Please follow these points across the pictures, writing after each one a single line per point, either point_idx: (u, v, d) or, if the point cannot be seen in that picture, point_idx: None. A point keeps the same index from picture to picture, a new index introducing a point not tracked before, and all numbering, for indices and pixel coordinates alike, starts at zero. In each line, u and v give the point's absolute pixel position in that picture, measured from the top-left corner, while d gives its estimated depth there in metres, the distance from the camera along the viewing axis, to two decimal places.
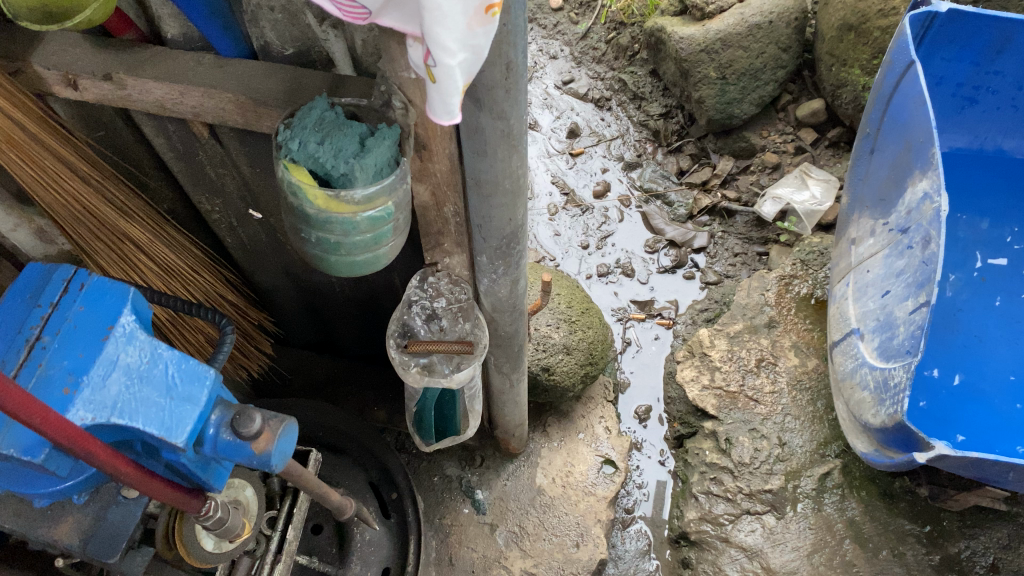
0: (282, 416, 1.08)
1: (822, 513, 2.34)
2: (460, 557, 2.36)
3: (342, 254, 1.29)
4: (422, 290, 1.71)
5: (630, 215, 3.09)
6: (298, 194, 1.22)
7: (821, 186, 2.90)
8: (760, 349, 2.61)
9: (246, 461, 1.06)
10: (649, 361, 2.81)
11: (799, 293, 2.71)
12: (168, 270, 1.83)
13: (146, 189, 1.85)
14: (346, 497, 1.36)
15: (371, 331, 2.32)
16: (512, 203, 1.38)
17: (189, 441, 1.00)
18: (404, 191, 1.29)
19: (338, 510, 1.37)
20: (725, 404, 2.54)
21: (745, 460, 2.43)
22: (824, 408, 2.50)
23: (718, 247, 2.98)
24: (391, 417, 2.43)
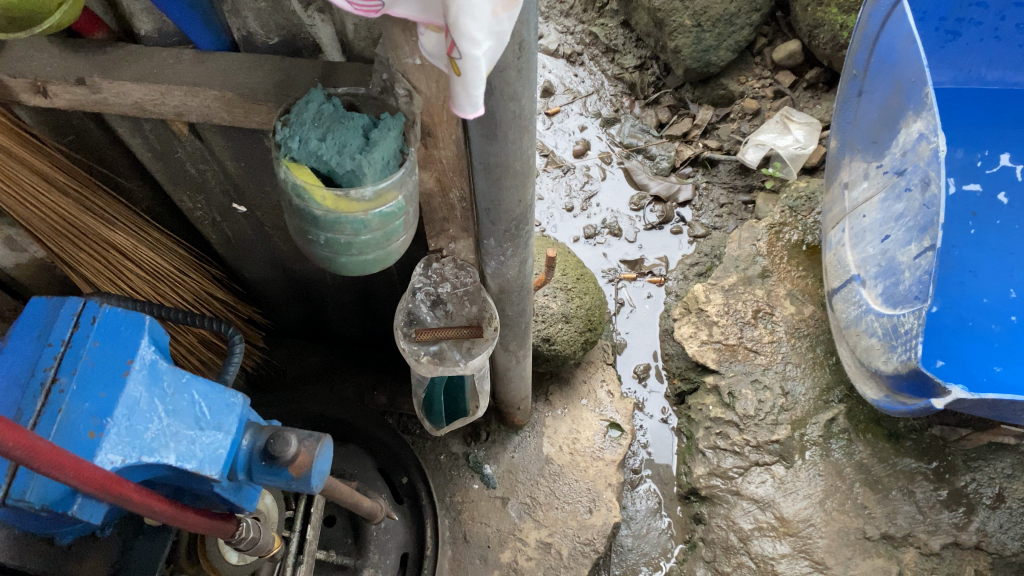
0: (317, 435, 1.03)
1: (831, 460, 2.36)
2: (474, 533, 2.35)
3: (353, 254, 1.23)
4: (426, 277, 1.64)
5: (612, 172, 3.04)
6: (303, 197, 1.15)
7: (803, 130, 2.86)
8: (756, 300, 2.59)
9: (283, 485, 1.01)
10: (644, 319, 2.78)
11: (790, 240, 2.69)
12: (156, 273, 1.77)
13: (123, 191, 1.76)
14: (378, 502, 1.32)
15: (365, 318, 2.27)
16: (523, 183, 1.33)
17: (222, 471, 0.97)
18: (413, 182, 1.24)
19: (370, 514, 1.32)
20: (725, 357, 2.53)
21: (750, 413, 2.43)
22: (824, 353, 2.50)
23: (704, 198, 2.95)
24: (392, 400, 2.34)
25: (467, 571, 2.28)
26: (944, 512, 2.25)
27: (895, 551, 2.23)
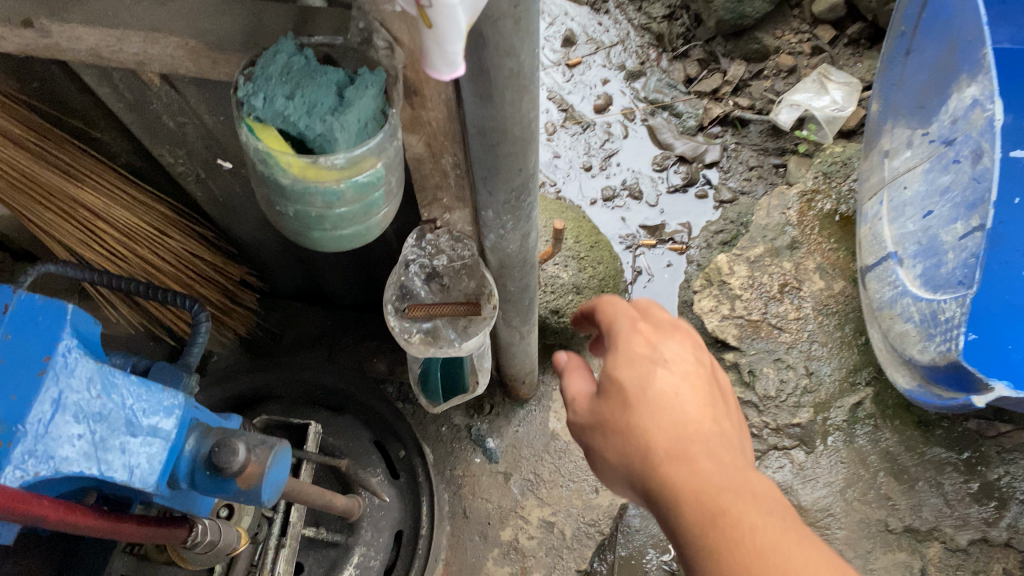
0: (271, 441, 0.90)
1: (854, 447, 2.22)
2: (474, 510, 2.24)
3: (326, 228, 1.09)
4: (420, 248, 1.51)
5: (635, 129, 2.85)
6: (268, 162, 1.00)
7: (842, 90, 2.68)
8: (783, 273, 2.42)
9: (230, 497, 0.88)
10: (661, 290, 2.62)
11: (822, 209, 2.52)
12: (131, 234, 1.67)
13: (99, 144, 1.61)
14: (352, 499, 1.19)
15: (364, 281, 2.15)
16: (523, 149, 1.17)
17: (160, 482, 0.87)
18: (396, 147, 1.09)
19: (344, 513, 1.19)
20: (748, 334, 2.36)
21: (771, 393, 2.27)
22: (852, 333, 2.35)
23: (732, 160, 2.77)
24: (392, 369, 2.26)
25: (465, 549, 2.19)
26: (974, 506, 2.11)
27: (919, 546, 2.09)
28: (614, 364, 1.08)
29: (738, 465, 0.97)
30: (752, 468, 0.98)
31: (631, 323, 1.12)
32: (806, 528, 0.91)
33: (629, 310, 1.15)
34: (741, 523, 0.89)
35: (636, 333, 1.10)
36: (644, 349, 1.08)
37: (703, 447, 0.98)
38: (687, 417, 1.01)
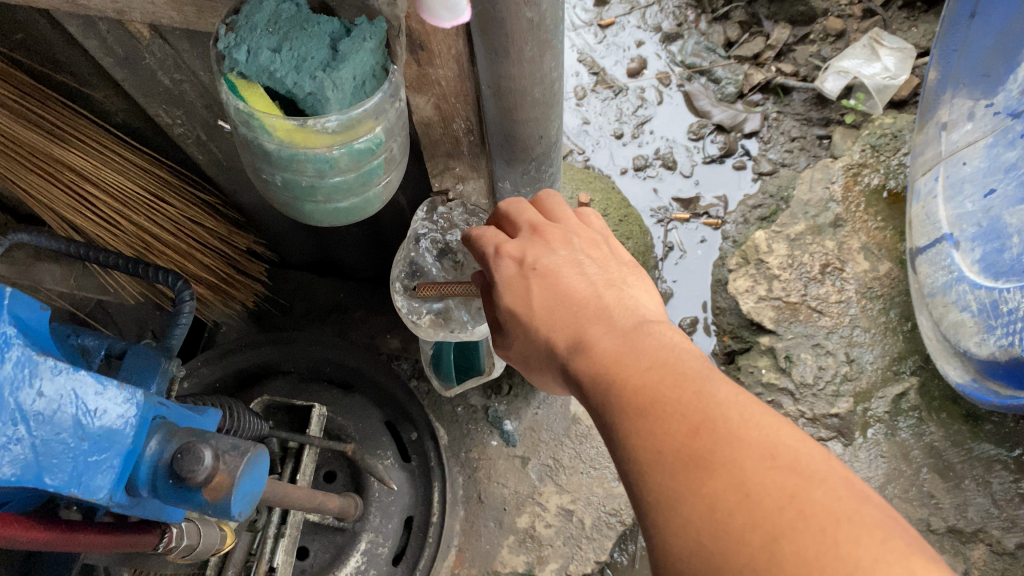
0: (244, 446, 0.78)
1: (896, 440, 2.07)
2: (490, 494, 2.15)
3: (319, 200, 0.97)
4: (431, 222, 1.40)
5: (670, 95, 2.69)
6: (251, 125, 0.88)
7: (894, 56, 2.49)
8: (825, 253, 2.27)
9: (197, 509, 0.77)
10: (694, 267, 2.48)
11: (869, 184, 2.36)
12: (121, 198, 1.58)
13: (91, 104, 1.49)
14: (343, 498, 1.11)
15: (378, 253, 2.04)
16: (545, 114, 1.04)
17: (114, 491, 0.75)
18: (398, 110, 0.96)
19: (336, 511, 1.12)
20: (785, 317, 2.22)
21: (808, 381, 2.13)
22: (897, 319, 2.20)
23: (773, 130, 2.60)
24: (406, 345, 2.15)
25: (479, 536, 2.10)
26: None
27: (963, 548, 1.95)
28: (496, 296, 1.03)
29: (617, 324, 0.90)
30: (634, 318, 0.90)
31: (493, 244, 1.06)
32: (691, 355, 0.82)
33: (488, 232, 1.08)
34: (617, 384, 0.81)
35: (502, 250, 1.05)
36: (515, 264, 1.03)
37: (583, 324, 0.92)
38: (565, 304, 0.95)
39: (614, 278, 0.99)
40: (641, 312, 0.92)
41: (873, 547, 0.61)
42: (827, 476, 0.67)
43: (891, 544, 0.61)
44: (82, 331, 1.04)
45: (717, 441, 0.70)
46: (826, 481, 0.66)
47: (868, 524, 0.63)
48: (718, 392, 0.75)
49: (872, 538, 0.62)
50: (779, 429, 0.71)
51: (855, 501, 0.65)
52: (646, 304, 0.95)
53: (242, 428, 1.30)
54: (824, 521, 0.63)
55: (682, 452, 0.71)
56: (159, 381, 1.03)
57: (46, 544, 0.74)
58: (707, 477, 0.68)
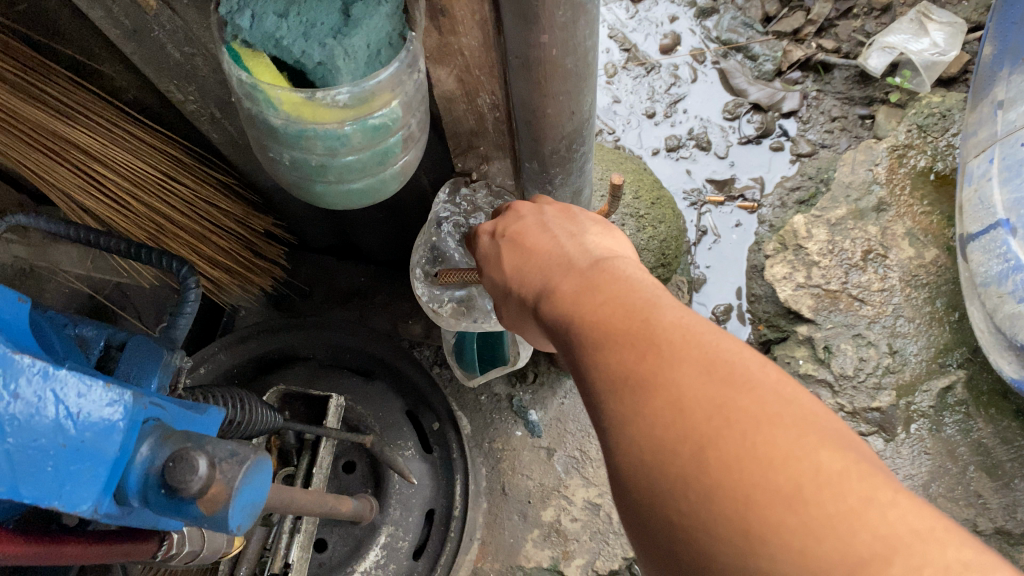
0: (243, 455, 0.71)
1: (941, 437, 1.97)
2: (514, 486, 2.08)
3: (331, 180, 0.89)
4: (454, 204, 1.32)
5: (704, 73, 2.58)
6: (255, 98, 0.80)
7: (944, 31, 2.36)
8: (868, 238, 2.16)
9: (192, 522, 0.70)
10: (729, 253, 2.37)
11: (915, 166, 2.24)
12: (132, 178, 1.51)
13: (99, 78, 1.42)
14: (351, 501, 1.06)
15: (399, 235, 1.96)
16: (578, 88, 0.95)
17: (102, 504, 0.68)
18: (418, 82, 0.88)
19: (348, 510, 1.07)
20: (824, 305, 2.12)
21: (848, 373, 2.03)
22: (944, 308, 2.09)
23: (813, 110, 2.48)
24: (428, 332, 2.08)
25: (503, 529, 2.04)
26: None
27: (1011, 551, 1.86)
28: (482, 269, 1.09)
29: (574, 265, 0.91)
30: (590, 256, 0.91)
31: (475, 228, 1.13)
32: (641, 282, 0.82)
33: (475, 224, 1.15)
34: (571, 322, 0.83)
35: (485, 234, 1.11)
36: (491, 238, 1.10)
37: (547, 273, 0.94)
38: (531, 262, 0.98)
39: (580, 227, 1.01)
40: (599, 249, 0.93)
41: (798, 444, 0.61)
42: (759, 380, 0.67)
43: (812, 440, 0.61)
44: (80, 320, 0.98)
45: (654, 359, 0.71)
46: (758, 383, 0.66)
47: (796, 424, 0.62)
48: (659, 313, 0.75)
49: (796, 436, 0.61)
50: (713, 339, 0.71)
51: (782, 403, 0.64)
52: (606, 243, 0.96)
53: (253, 421, 1.24)
54: (745, 422, 0.63)
55: (623, 376, 0.72)
56: (161, 375, 0.97)
57: (28, 558, 0.68)
58: (644, 397, 0.69)
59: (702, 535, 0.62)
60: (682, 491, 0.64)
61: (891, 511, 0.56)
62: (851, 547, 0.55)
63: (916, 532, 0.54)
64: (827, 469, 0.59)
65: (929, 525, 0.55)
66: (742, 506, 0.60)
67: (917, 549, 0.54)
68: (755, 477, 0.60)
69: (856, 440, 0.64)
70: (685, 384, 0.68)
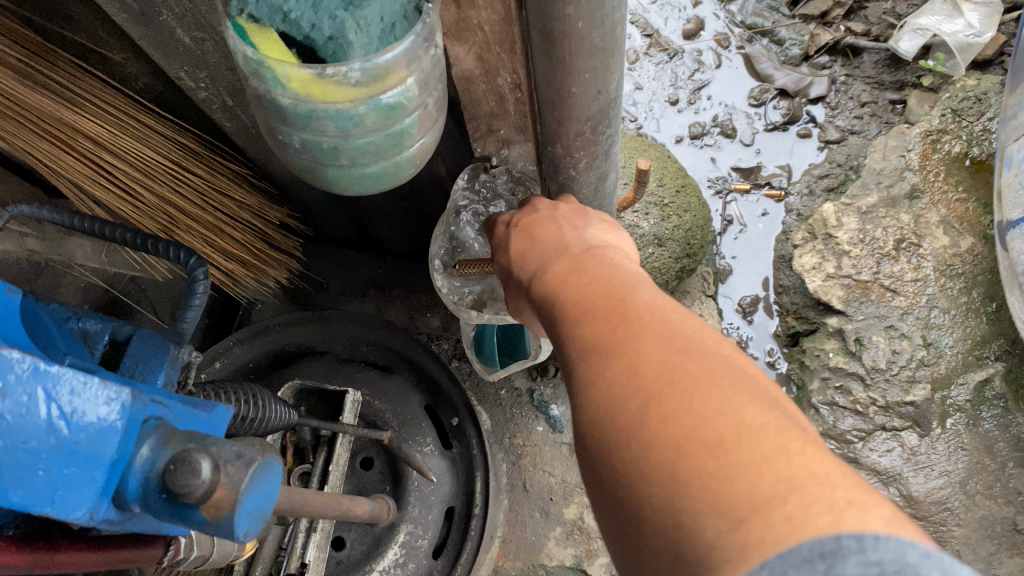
0: (250, 457, 0.66)
1: (978, 432, 1.90)
2: (535, 483, 2.04)
3: (343, 164, 0.84)
4: (472, 192, 1.26)
5: (728, 58, 2.50)
6: (261, 75, 0.75)
7: (979, 12, 2.28)
8: (900, 227, 2.09)
9: (196, 528, 0.66)
10: (756, 243, 2.30)
11: (949, 152, 2.16)
12: (142, 167, 1.47)
13: (106, 64, 1.38)
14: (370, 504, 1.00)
15: (417, 226, 1.91)
16: (605, 65, 0.89)
17: (97, 510, 0.64)
18: (435, 59, 0.83)
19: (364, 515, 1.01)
20: (855, 296, 2.06)
21: (880, 365, 1.97)
22: (981, 299, 2.01)
23: (841, 95, 2.40)
24: (447, 325, 2.03)
25: (525, 527, 2.00)
26: None
27: None
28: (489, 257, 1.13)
29: (568, 251, 0.94)
30: (581, 241, 0.96)
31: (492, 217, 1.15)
32: (629, 272, 0.86)
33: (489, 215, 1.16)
34: (558, 303, 0.87)
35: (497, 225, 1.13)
36: (504, 229, 1.11)
37: (541, 256, 0.97)
38: (525, 247, 1.02)
39: (576, 218, 1.03)
40: (594, 240, 0.96)
41: (731, 400, 0.63)
42: (713, 350, 0.70)
43: (742, 397, 0.64)
44: (84, 314, 0.94)
45: (623, 332, 0.75)
46: (711, 351, 0.70)
47: (734, 384, 0.65)
48: (635, 293, 0.80)
49: (729, 393, 0.64)
50: (682, 318, 0.74)
51: (726, 367, 0.67)
52: (600, 233, 0.99)
53: (267, 417, 1.19)
54: (686, 381, 0.66)
55: (594, 346, 0.76)
56: (167, 371, 0.92)
57: (16, 566, 0.64)
58: (608, 363, 0.73)
59: (633, 477, 0.65)
60: (625, 441, 0.67)
61: (795, 457, 0.58)
62: (754, 486, 0.57)
63: (815, 476, 0.57)
64: (747, 422, 0.61)
65: (829, 471, 0.57)
66: (670, 453, 0.62)
67: (812, 489, 0.56)
68: (684, 428, 0.63)
69: (794, 410, 0.66)
70: (643, 351, 0.71)
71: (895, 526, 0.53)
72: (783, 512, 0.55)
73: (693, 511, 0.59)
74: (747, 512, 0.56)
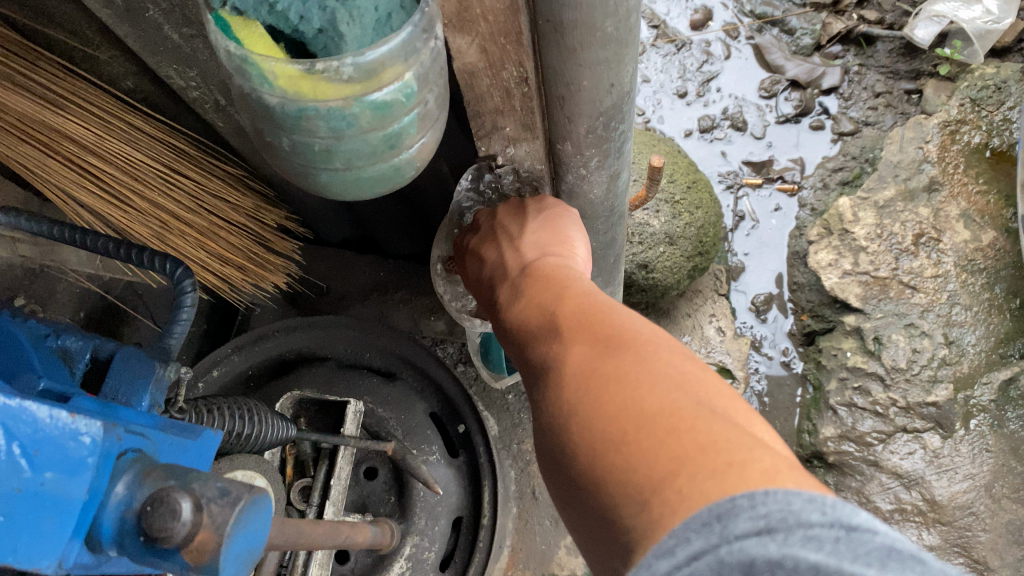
0: (238, 493, 0.60)
1: (1004, 433, 1.84)
2: (545, 489, 2.00)
3: (338, 168, 0.77)
4: (476, 193, 1.20)
5: (738, 49, 2.43)
6: (246, 73, 0.69)
7: None
8: (919, 221, 2.02)
9: (179, 572, 0.60)
10: (768, 239, 2.24)
11: (969, 142, 2.09)
12: (134, 174, 1.41)
13: (91, 63, 1.32)
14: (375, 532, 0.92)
15: (420, 228, 1.85)
16: (619, 57, 0.83)
17: (66, 556, 0.57)
18: (435, 53, 0.76)
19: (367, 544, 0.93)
20: (873, 293, 1.99)
21: (900, 365, 1.90)
22: (1004, 296, 1.94)
23: (855, 85, 2.33)
24: (452, 328, 1.98)
25: (534, 535, 1.95)
26: None
27: None
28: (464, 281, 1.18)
29: (512, 271, 1.00)
30: (520, 255, 1.01)
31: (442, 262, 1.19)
32: (564, 278, 0.91)
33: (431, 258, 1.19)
34: (513, 328, 0.93)
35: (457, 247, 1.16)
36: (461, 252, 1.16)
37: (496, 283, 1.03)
38: (483, 271, 1.08)
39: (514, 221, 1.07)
40: (529, 245, 1.01)
41: (630, 405, 0.69)
42: (625, 346, 0.75)
43: (644, 388, 0.69)
44: (64, 331, 0.87)
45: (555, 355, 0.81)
46: (622, 348, 0.75)
47: (634, 383, 0.70)
48: (563, 304, 0.85)
49: (634, 390, 0.70)
50: (602, 316, 0.80)
51: (635, 361, 0.72)
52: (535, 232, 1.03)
53: (264, 434, 1.13)
54: (599, 388, 0.72)
55: (541, 369, 0.83)
56: (153, 393, 0.86)
57: None
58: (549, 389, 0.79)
59: (576, 483, 0.71)
60: (564, 452, 0.73)
61: (689, 431, 0.63)
62: (654, 471, 0.63)
63: (706, 445, 0.62)
64: (649, 414, 0.67)
65: (723, 437, 0.62)
66: (594, 459, 0.68)
67: (703, 459, 0.61)
68: (601, 433, 0.69)
69: (702, 376, 0.71)
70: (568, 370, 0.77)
71: (771, 475, 0.57)
72: (676, 488, 0.60)
73: (618, 506, 0.65)
74: (651, 494, 0.62)
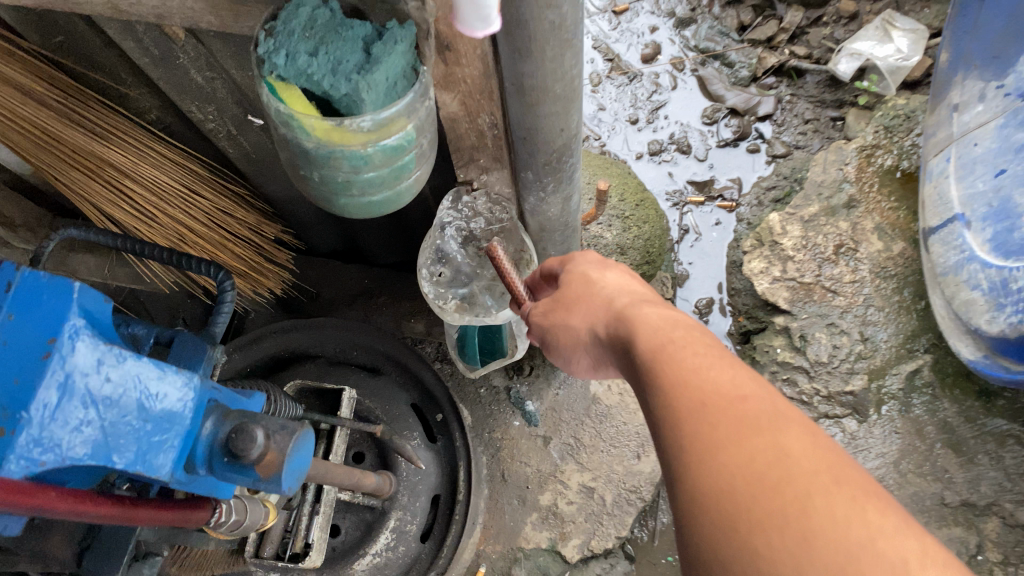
0: (293, 427, 0.85)
1: (910, 417, 2.12)
2: (513, 473, 2.25)
3: (354, 194, 1.02)
4: (456, 211, 1.42)
5: (684, 80, 2.72)
6: (290, 125, 0.94)
7: (908, 38, 2.51)
8: (839, 234, 2.30)
9: (251, 484, 0.84)
10: (710, 250, 2.52)
11: (882, 165, 2.38)
12: (159, 193, 1.63)
13: (124, 100, 1.55)
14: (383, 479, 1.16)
15: (402, 238, 2.11)
16: (567, 109, 1.09)
17: (170, 468, 0.82)
18: (428, 107, 1.01)
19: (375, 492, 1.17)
20: (799, 297, 2.27)
21: (822, 359, 2.18)
22: (912, 298, 2.23)
23: (786, 113, 2.62)
24: (430, 329, 2.22)
25: (504, 513, 2.20)
26: None
27: (975, 520, 2.02)
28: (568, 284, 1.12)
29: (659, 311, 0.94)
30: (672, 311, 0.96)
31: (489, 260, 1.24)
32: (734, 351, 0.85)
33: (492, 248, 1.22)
34: (657, 347, 0.85)
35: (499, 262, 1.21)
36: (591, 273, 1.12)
37: (615, 301, 1.02)
38: (617, 300, 1.03)
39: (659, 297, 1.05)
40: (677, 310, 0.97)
41: (795, 431, 0.69)
42: (832, 444, 0.69)
43: (866, 499, 0.63)
44: (131, 321, 1.10)
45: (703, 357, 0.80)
46: (828, 444, 0.68)
47: (805, 421, 0.71)
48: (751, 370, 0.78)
49: (855, 493, 0.63)
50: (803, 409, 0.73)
51: (851, 466, 0.66)
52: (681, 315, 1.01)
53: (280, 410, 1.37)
54: (816, 466, 0.65)
55: (704, 400, 0.74)
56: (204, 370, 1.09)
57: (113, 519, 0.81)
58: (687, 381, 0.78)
59: (743, 546, 0.63)
60: (737, 507, 0.65)
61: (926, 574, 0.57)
62: None
63: None
64: (878, 525, 0.60)
65: None
66: (791, 531, 0.61)
67: None
68: (807, 513, 0.62)
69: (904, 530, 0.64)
70: (718, 373, 0.77)
71: None
72: None
73: None
74: None
